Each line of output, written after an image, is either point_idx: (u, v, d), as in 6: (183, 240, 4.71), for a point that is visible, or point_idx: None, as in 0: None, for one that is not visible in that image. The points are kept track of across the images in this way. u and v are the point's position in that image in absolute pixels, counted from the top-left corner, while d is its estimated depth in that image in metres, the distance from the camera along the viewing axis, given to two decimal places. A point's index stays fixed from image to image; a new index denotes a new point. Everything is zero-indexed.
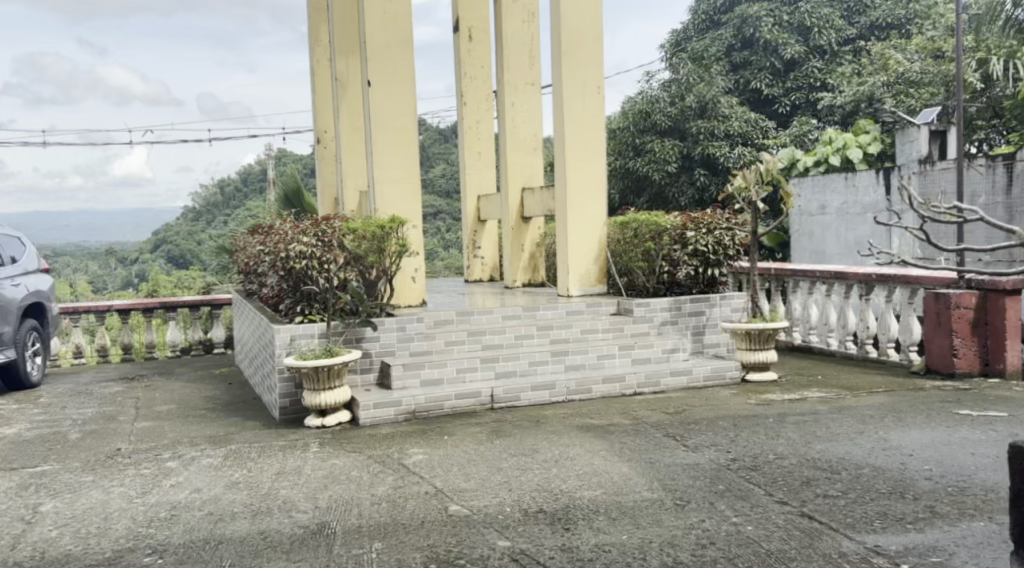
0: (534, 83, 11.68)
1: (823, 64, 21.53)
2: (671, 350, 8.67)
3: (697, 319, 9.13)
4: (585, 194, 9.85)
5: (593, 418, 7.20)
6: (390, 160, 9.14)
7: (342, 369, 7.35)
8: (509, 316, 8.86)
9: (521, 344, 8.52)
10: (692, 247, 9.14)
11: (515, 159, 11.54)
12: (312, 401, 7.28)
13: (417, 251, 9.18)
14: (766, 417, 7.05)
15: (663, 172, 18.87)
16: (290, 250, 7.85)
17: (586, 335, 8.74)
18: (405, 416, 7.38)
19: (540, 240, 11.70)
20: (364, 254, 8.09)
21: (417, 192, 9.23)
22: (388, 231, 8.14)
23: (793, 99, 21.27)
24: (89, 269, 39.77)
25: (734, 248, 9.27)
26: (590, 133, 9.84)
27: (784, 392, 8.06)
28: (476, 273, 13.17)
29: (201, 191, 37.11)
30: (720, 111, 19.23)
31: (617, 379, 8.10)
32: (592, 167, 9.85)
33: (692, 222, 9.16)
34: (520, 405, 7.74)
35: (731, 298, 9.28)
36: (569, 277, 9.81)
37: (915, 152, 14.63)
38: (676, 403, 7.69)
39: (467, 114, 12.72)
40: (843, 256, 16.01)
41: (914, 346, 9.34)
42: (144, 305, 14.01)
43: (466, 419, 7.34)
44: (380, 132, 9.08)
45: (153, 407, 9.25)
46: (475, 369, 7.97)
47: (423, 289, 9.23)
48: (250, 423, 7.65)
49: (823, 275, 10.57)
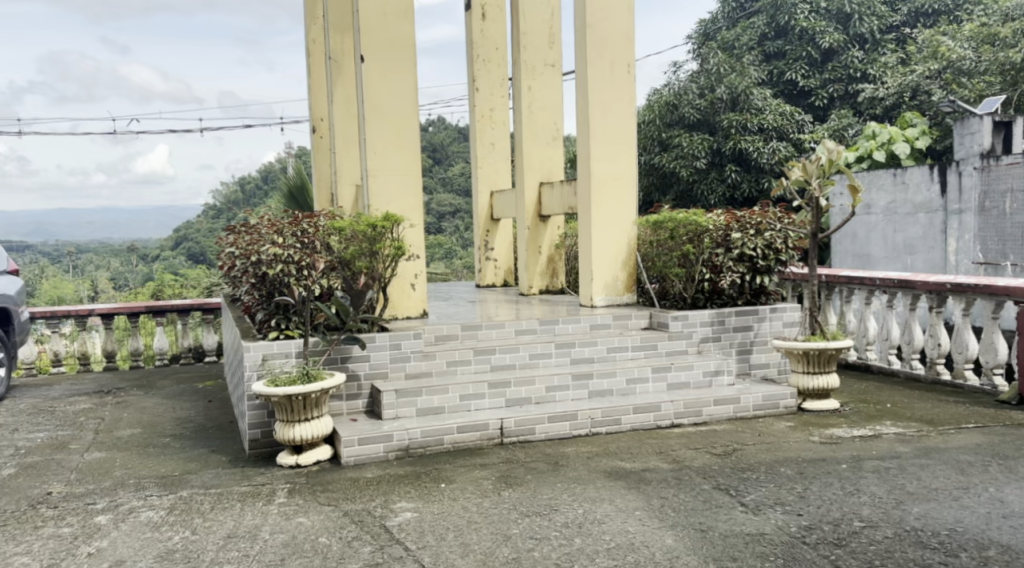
0: (555, 65, 10.38)
1: (864, 54, 20.07)
2: (714, 373, 7.37)
3: (744, 335, 7.86)
4: (611, 190, 8.54)
5: (625, 460, 5.93)
6: (386, 150, 7.88)
7: (322, 398, 6.13)
8: (524, 331, 7.61)
9: (537, 365, 7.26)
10: (739, 251, 7.83)
11: (532, 150, 10.28)
12: (284, 435, 6.05)
13: (418, 253, 7.95)
14: (838, 463, 5.76)
15: (691, 168, 17.53)
16: (261, 254, 6.59)
17: (614, 354, 7.46)
18: (397, 454, 6.15)
19: (560, 241, 10.43)
20: (352, 258, 6.88)
21: (417, 187, 7.97)
22: (382, 230, 6.90)
23: (831, 91, 19.78)
24: (104, 267, 38.92)
25: (787, 251, 7.96)
26: (618, 120, 8.55)
27: (852, 426, 6.75)
28: (489, 277, 11.89)
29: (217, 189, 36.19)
30: (752, 103, 17.88)
31: (650, 409, 6.82)
32: (621, 157, 8.57)
33: (736, 220, 7.93)
34: (535, 440, 6.48)
35: (782, 310, 7.99)
36: (592, 285, 8.53)
37: (976, 145, 13.13)
38: (725, 440, 6.42)
39: (479, 101, 11.48)
40: (891, 261, 14.61)
41: (998, 369, 8.04)
42: (129, 309, 12.75)
43: (470, 459, 6.08)
44: (375, 114, 7.84)
45: (115, 429, 8.01)
46: (483, 396, 6.71)
47: (424, 297, 7.99)
48: (214, 459, 6.43)
49: (884, 283, 9.20)
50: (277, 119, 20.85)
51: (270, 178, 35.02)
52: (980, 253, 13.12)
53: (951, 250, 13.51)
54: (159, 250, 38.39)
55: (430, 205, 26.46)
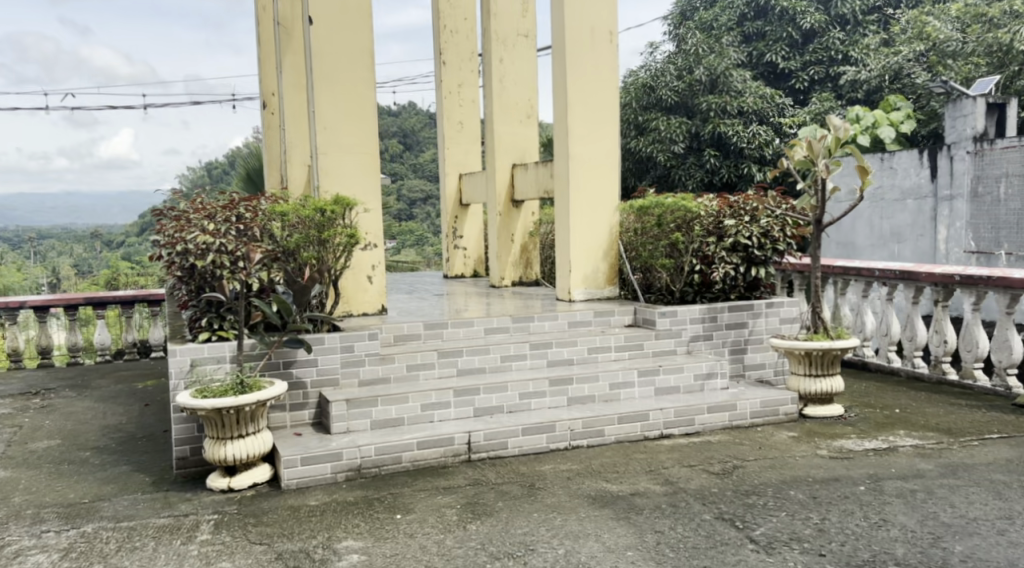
0: (528, 35, 9.48)
1: (845, 35, 19.35)
2: (706, 376, 6.61)
3: (737, 333, 7.12)
4: (591, 173, 7.73)
5: (611, 481, 5.14)
6: (338, 126, 7.01)
7: (259, 411, 5.32)
8: (495, 329, 6.81)
9: (510, 368, 6.45)
10: (733, 241, 7.10)
11: (502, 128, 9.43)
12: (214, 455, 5.22)
13: (376, 241, 7.09)
14: (855, 483, 5.02)
15: (669, 153, 16.80)
16: (188, 243, 5.69)
17: (595, 355, 6.67)
18: (346, 475, 5.34)
19: (534, 229, 9.61)
20: (296, 247, 6.05)
21: (374, 168, 7.11)
22: (331, 216, 6.10)
23: (811, 74, 19.07)
24: (66, 252, 37.52)
25: (785, 240, 7.22)
26: (599, 94, 7.73)
27: (861, 435, 6.02)
28: (458, 267, 11.05)
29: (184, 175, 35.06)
30: (732, 85, 17.09)
31: (637, 419, 6.04)
32: (602, 136, 7.75)
33: (728, 206, 7.24)
34: (506, 456, 5.68)
35: (778, 306, 7.24)
36: (571, 277, 7.75)
37: (968, 128, 12.42)
38: (722, 455, 5.66)
39: (445, 75, 10.60)
40: (876, 250, 13.88)
41: (1012, 370, 7.34)
42: (66, 301, 11.62)
43: (433, 480, 5.27)
44: (324, 84, 6.95)
45: (32, 439, 7.08)
46: (447, 406, 5.90)
47: (383, 291, 7.15)
48: (136, 480, 5.55)
49: (884, 274, 8.48)
50: (231, 97, 19.71)
51: (234, 163, 33.78)
52: (971, 241, 12.46)
53: (941, 239, 12.81)
54: (123, 238, 37.14)
55: (402, 192, 25.56)
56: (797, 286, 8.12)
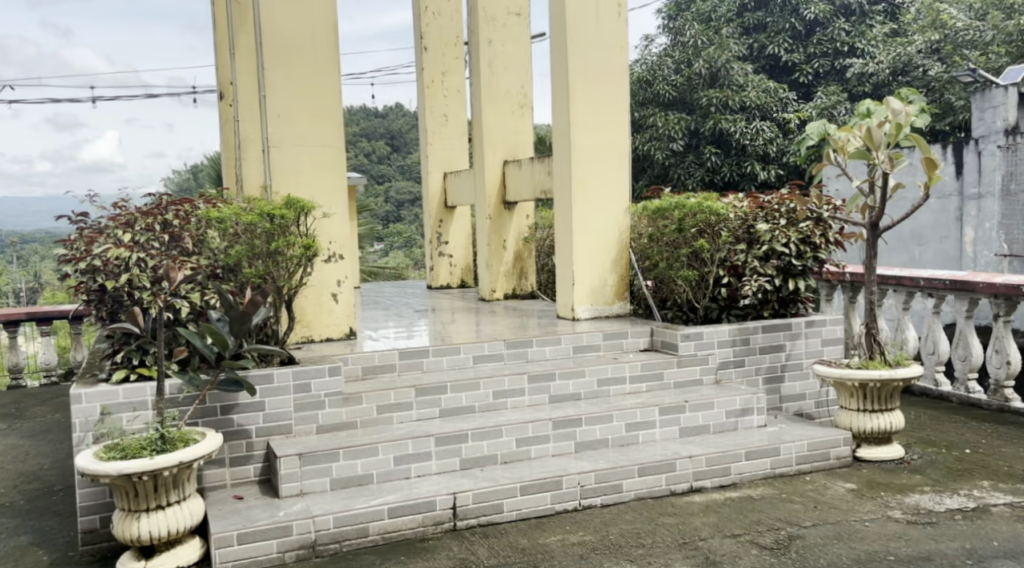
0: (521, 13, 8.29)
1: (851, 26, 18.18)
2: (741, 413, 5.50)
3: (773, 358, 5.99)
4: (595, 168, 6.61)
5: (636, 563, 4.01)
6: (291, 108, 5.86)
7: (185, 473, 4.18)
8: (486, 356, 5.66)
9: (504, 406, 5.30)
10: (767, 248, 6.01)
11: (491, 121, 8.27)
12: (124, 534, 4.09)
13: (342, 251, 5.95)
14: (951, 562, 3.90)
15: (667, 151, 15.70)
16: (98, 258, 4.55)
17: (605, 389, 5.54)
18: (297, 553, 4.19)
19: (528, 234, 8.44)
20: (237, 263, 4.89)
21: (337, 160, 5.97)
22: (283, 222, 4.97)
23: (815, 66, 17.94)
24: (48, 258, 36.08)
25: (828, 246, 6.10)
26: (604, 79, 6.60)
27: (937, 485, 4.90)
28: (442, 277, 9.88)
29: (172, 179, 33.83)
30: (733, 79, 15.92)
31: (661, 469, 4.90)
32: (608, 126, 6.62)
33: (759, 207, 6.15)
34: (500, 523, 4.54)
35: (820, 325, 6.11)
36: (574, 291, 6.62)
37: (999, 119, 10.99)
38: (772, 517, 4.53)
39: (428, 63, 9.45)
40: (895, 254, 12.73)
41: None
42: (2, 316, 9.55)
43: (407, 561, 4.12)
44: (278, 64, 5.81)
45: None
46: (427, 457, 4.77)
47: (350, 311, 5.99)
48: (34, 559, 4.38)
49: (930, 284, 7.17)
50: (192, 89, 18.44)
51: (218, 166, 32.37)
52: (1004, 244, 11.00)
53: (968, 240, 11.47)
54: None
55: (390, 194, 24.31)
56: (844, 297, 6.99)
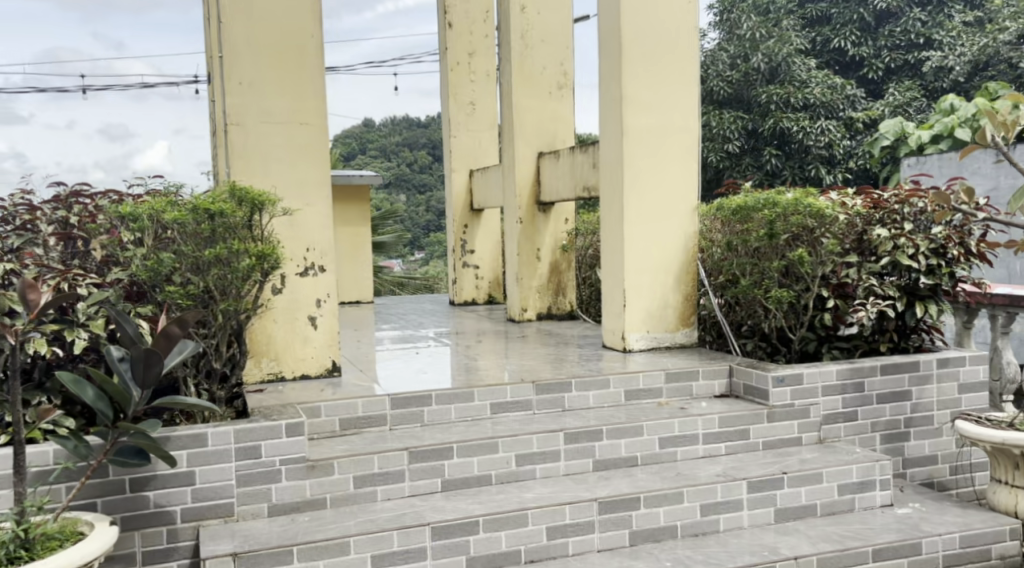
0: None
1: (928, 15, 16.14)
2: (862, 486, 4.00)
3: (895, 410, 4.48)
4: (653, 156, 5.15)
5: None
6: (255, 74, 4.48)
7: None
8: (510, 405, 4.22)
9: (533, 475, 3.87)
10: (887, 262, 4.52)
11: (525, 107, 6.86)
12: None
13: (322, 262, 4.59)
14: None
15: (722, 153, 14.07)
16: None
17: (671, 452, 4.09)
18: None
19: (568, 241, 7.00)
20: (161, 278, 3.52)
21: (314, 143, 4.59)
22: (227, 222, 3.60)
23: (888, 60, 15.96)
24: None
25: (965, 258, 4.57)
26: (667, 42, 5.14)
27: None
28: (466, 292, 8.44)
29: None
30: (795, 75, 14.22)
31: None
32: (671, 102, 5.16)
33: (874, 207, 4.62)
34: None
35: (956, 364, 4.57)
36: (626, 314, 5.16)
37: None
38: None
39: (452, 42, 8.06)
40: None
41: None
42: None
43: None
44: (239, 13, 4.43)
45: None
46: (421, 558, 3.35)
47: (333, 340, 4.61)
48: None
49: None
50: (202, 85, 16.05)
51: None
52: None
53: None
54: None
55: (429, 202, 22.84)
56: (995, 327, 4.74)
